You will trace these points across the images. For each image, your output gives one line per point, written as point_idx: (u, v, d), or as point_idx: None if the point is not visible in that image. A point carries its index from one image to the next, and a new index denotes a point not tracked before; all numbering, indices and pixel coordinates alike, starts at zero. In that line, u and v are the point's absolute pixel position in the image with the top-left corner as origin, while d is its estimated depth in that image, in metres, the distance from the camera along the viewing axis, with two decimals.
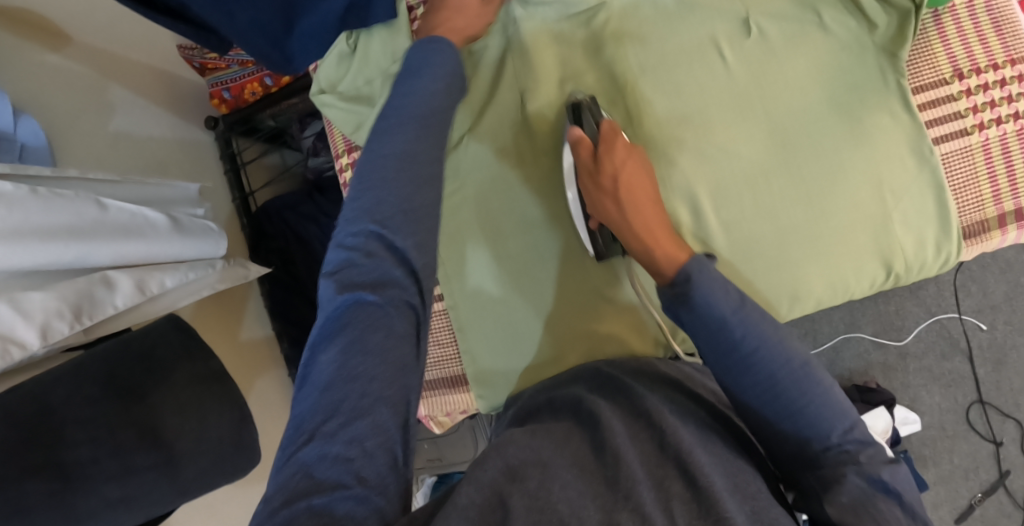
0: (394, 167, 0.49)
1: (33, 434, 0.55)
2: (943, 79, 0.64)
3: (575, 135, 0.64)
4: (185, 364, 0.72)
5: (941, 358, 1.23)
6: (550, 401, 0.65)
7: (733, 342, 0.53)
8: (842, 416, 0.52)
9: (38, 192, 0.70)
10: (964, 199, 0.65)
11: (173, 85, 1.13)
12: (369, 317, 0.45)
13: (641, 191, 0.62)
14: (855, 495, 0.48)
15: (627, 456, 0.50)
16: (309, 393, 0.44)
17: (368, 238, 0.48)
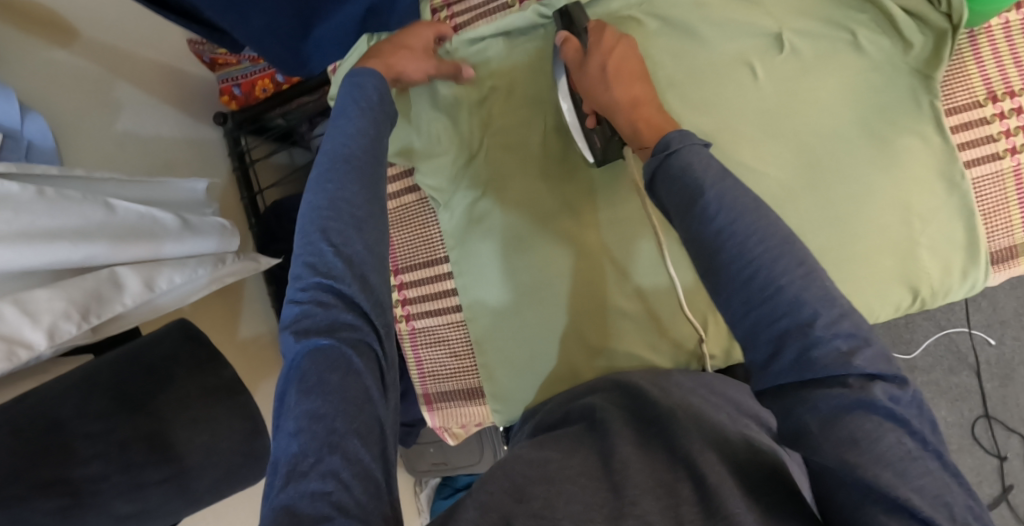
0: (329, 215, 0.49)
1: (43, 449, 0.54)
2: (976, 102, 0.63)
3: (563, 35, 0.66)
4: (196, 377, 0.69)
5: (949, 372, 1.23)
6: (565, 414, 0.64)
7: (714, 234, 0.47)
8: (828, 301, 0.43)
9: (45, 194, 0.69)
10: (993, 223, 0.63)
11: (183, 82, 1.11)
12: (326, 361, 0.44)
13: (630, 70, 0.62)
14: (848, 420, 0.39)
15: (637, 470, 0.50)
16: (281, 441, 0.42)
17: (317, 288, 0.48)
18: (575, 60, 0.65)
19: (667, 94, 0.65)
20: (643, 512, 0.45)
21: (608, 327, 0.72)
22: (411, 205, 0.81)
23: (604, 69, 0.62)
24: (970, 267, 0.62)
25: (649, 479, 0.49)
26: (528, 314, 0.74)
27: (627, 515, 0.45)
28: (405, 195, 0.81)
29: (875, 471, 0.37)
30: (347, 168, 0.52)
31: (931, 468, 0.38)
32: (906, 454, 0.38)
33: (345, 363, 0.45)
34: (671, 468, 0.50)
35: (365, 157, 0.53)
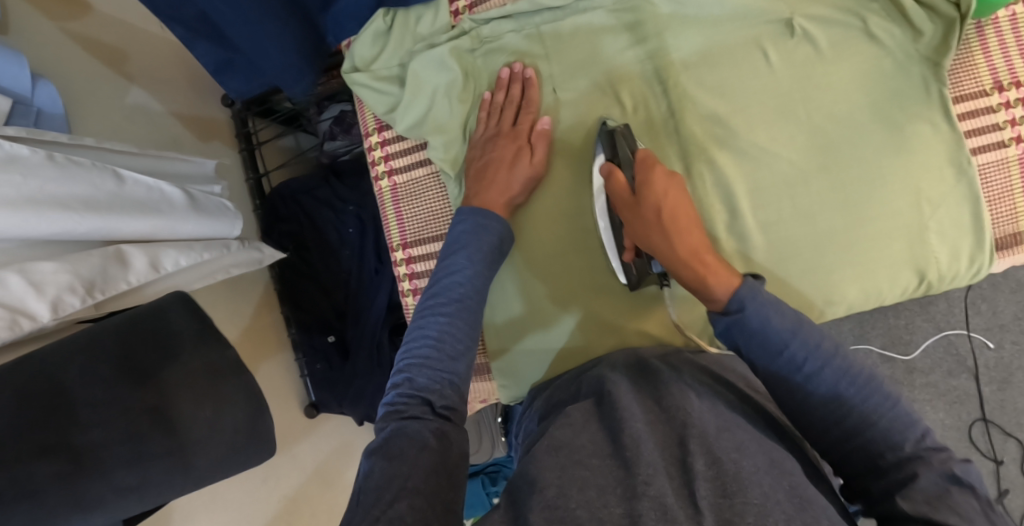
0: (433, 341, 0.58)
1: (46, 414, 0.53)
2: (983, 91, 0.63)
3: (608, 172, 0.64)
4: (205, 349, 0.69)
5: (947, 374, 1.23)
6: (577, 387, 0.65)
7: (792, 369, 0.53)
8: (912, 425, 0.50)
9: (55, 159, 0.69)
10: (997, 210, 0.64)
11: (192, 61, 1.11)
12: (408, 439, 0.51)
13: (685, 217, 0.61)
14: (931, 492, 0.45)
15: (647, 447, 0.50)
16: (359, 499, 0.47)
17: (407, 390, 0.55)
18: (625, 200, 0.63)
19: (681, 76, 0.66)
20: (657, 493, 0.45)
21: (618, 308, 0.72)
22: (422, 180, 0.77)
23: (659, 214, 0.61)
24: (975, 253, 0.63)
25: (659, 459, 0.49)
26: (542, 299, 0.74)
27: (644, 497, 0.45)
28: (416, 169, 0.77)
29: (950, 519, 0.43)
30: (452, 306, 0.60)
31: (999, 525, 0.44)
32: (977, 511, 0.44)
33: (418, 443, 0.50)
34: (679, 444, 0.51)
35: (456, 307, 0.60)
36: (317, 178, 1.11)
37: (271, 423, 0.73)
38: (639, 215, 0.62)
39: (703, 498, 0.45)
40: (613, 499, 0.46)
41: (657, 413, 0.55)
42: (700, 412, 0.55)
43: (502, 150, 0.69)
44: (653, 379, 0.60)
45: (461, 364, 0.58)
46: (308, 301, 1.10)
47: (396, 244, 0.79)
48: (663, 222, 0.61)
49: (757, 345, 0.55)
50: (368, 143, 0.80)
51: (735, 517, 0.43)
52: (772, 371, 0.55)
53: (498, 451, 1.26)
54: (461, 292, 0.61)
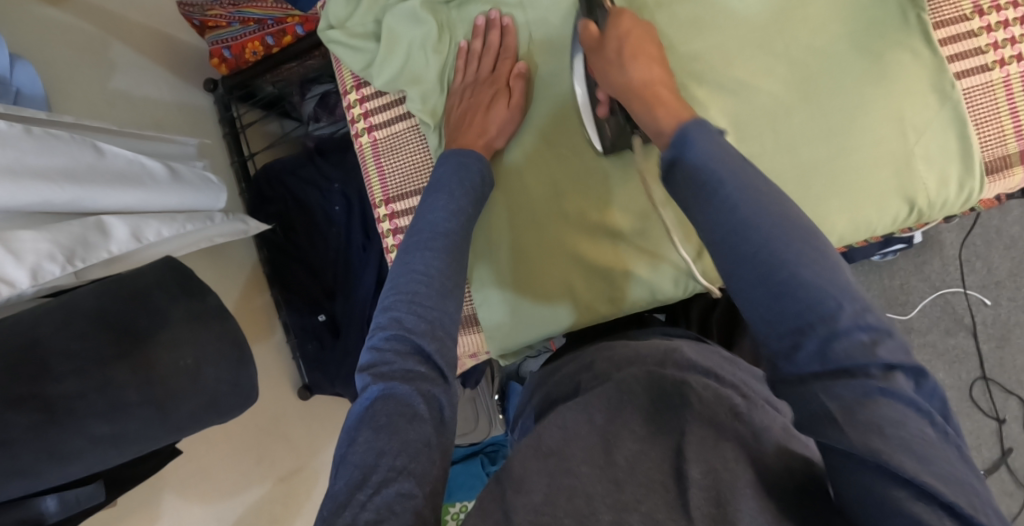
0: (421, 284, 0.56)
1: (20, 362, 0.55)
2: (963, 16, 0.63)
3: (581, 24, 0.64)
4: (183, 303, 0.72)
5: (945, 333, 1.22)
6: (575, 385, 0.63)
7: (723, 202, 0.48)
8: (849, 295, 0.43)
9: (32, 132, 0.68)
10: (985, 133, 0.62)
11: (173, 47, 1.10)
12: (397, 404, 0.49)
13: (645, 53, 0.61)
14: (875, 410, 0.39)
15: (647, 467, 0.47)
16: (343, 471, 0.46)
17: (393, 341, 0.53)
18: (593, 45, 0.64)
19: (656, 14, 0.65)
20: (649, 509, 0.44)
21: (605, 260, 0.72)
22: (403, 134, 0.77)
23: (620, 51, 0.61)
24: (961, 178, 0.62)
25: (656, 471, 0.47)
26: (528, 253, 0.73)
27: (636, 513, 0.44)
28: (396, 123, 0.77)
29: (899, 458, 0.36)
30: (438, 242, 0.59)
31: (952, 457, 0.38)
32: (927, 441, 0.38)
33: (410, 414, 0.49)
34: (676, 453, 0.48)
35: (438, 244, 0.59)
36: (301, 157, 1.10)
37: (254, 381, 0.76)
38: (603, 48, 0.62)
39: (697, 509, 0.43)
40: (602, 506, 0.44)
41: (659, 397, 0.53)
42: (704, 405, 0.51)
43: (482, 92, 0.69)
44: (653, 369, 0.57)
45: (450, 305, 0.57)
46: (297, 280, 1.09)
47: (379, 201, 0.78)
48: (625, 56, 0.61)
49: (690, 182, 0.51)
50: (348, 100, 0.79)
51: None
52: (712, 228, 0.49)
53: (496, 430, 1.24)
54: (444, 228, 0.60)
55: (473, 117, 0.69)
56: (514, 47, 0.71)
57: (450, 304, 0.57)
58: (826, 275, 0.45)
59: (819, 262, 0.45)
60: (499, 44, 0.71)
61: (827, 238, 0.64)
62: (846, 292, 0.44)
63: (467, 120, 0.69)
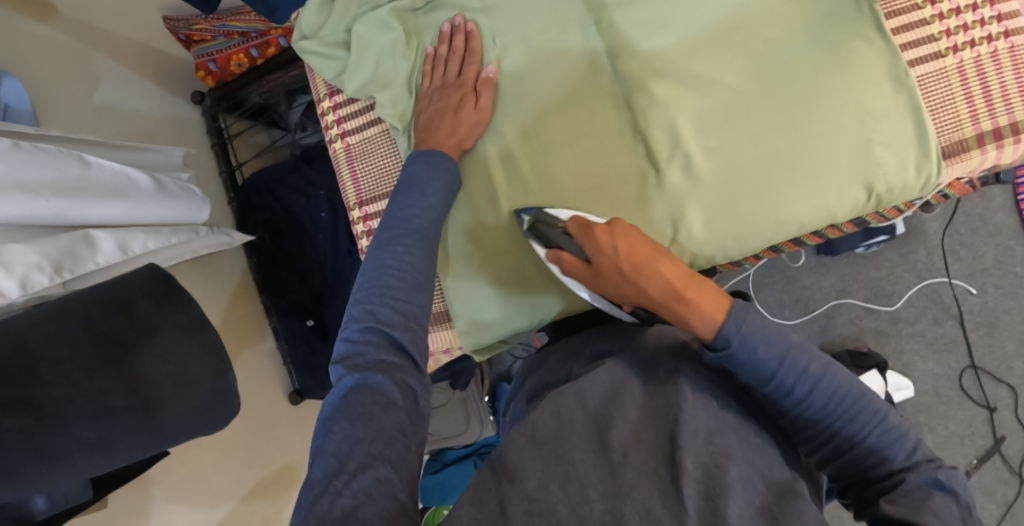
0: (395, 278, 0.57)
1: (9, 371, 0.56)
2: (915, 5, 0.65)
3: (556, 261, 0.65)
4: (165, 313, 0.73)
5: (933, 323, 1.22)
6: (565, 373, 0.66)
7: (783, 391, 0.52)
8: (904, 438, 0.50)
9: (20, 146, 0.70)
10: (941, 119, 0.64)
11: (160, 61, 1.12)
12: (372, 393, 0.50)
13: (642, 253, 0.58)
14: (915, 495, 0.47)
15: (637, 451, 0.50)
16: (320, 459, 0.47)
17: (368, 331, 0.55)
18: (584, 274, 0.63)
19: (616, 13, 0.67)
20: (641, 496, 0.46)
21: None
22: (375, 138, 0.79)
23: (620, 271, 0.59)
24: (919, 164, 0.63)
25: (648, 457, 0.49)
26: (498, 251, 0.72)
27: (627, 498, 0.46)
28: (368, 129, 0.79)
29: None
30: (410, 238, 0.61)
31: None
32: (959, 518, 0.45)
33: (384, 401, 0.50)
34: (670, 440, 0.51)
35: (411, 239, 0.61)
36: (286, 165, 1.12)
37: (235, 386, 0.77)
38: (605, 276, 0.61)
39: (689, 499, 0.46)
40: (595, 495, 0.47)
41: (655, 391, 0.57)
42: (693, 406, 0.53)
43: (450, 98, 0.69)
44: (646, 358, 0.62)
45: (423, 297, 0.58)
46: (285, 285, 1.11)
47: (352, 204, 0.80)
48: (628, 273, 0.58)
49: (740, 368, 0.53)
50: (320, 107, 0.81)
51: (719, 519, 0.44)
52: (768, 398, 0.54)
53: (487, 430, 1.25)
54: (417, 225, 0.62)
55: (441, 120, 0.68)
56: (480, 51, 0.71)
57: (422, 297, 0.59)
58: (878, 422, 0.51)
59: (847, 389, 0.52)
60: (463, 50, 0.71)
61: (786, 227, 0.65)
62: (882, 422, 0.51)
63: (434, 123, 0.68)
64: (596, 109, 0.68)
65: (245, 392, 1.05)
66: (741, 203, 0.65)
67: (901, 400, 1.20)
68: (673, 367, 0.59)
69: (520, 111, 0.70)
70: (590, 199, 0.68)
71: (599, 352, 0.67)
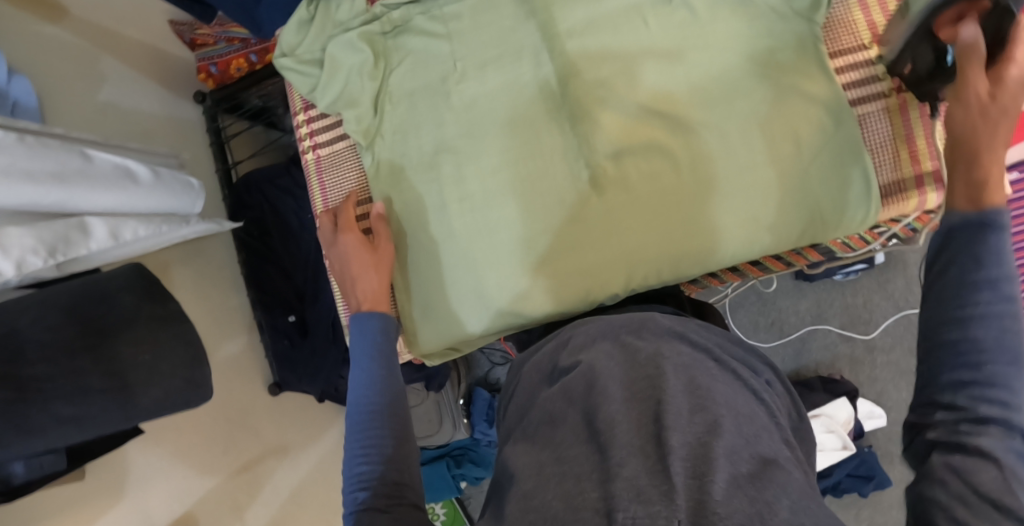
0: (368, 396, 0.62)
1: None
2: (861, 46, 0.71)
3: (971, 39, 0.56)
4: (146, 307, 0.79)
5: (909, 353, 1.22)
6: (550, 368, 0.65)
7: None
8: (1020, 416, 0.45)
9: (25, 141, 0.75)
10: (881, 157, 0.70)
11: (165, 63, 1.19)
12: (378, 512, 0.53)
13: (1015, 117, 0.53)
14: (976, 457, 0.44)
15: (623, 426, 0.50)
16: None
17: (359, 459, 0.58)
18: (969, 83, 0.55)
19: (567, 44, 0.71)
20: (630, 474, 0.46)
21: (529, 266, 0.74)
22: (342, 152, 0.85)
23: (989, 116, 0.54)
24: (857, 200, 0.66)
25: (634, 436, 0.49)
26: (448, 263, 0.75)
27: (618, 479, 0.46)
28: (337, 143, 0.85)
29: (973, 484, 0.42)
30: (374, 417, 0.61)
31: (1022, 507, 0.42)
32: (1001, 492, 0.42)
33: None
34: (654, 419, 0.51)
35: (375, 361, 0.66)
36: (278, 167, 1.18)
37: (207, 376, 0.82)
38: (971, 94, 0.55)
39: (677, 474, 0.45)
40: (589, 484, 0.47)
41: (635, 376, 0.56)
42: (673, 390, 0.54)
43: (353, 254, 0.75)
44: (626, 345, 0.61)
45: (395, 406, 0.63)
46: (271, 283, 1.17)
47: (321, 212, 0.88)
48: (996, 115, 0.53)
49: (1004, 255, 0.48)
50: (296, 119, 0.88)
51: (706, 496, 0.43)
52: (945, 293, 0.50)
53: (459, 433, 1.30)
54: (374, 405, 0.62)
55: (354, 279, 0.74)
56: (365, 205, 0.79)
57: (392, 404, 0.63)
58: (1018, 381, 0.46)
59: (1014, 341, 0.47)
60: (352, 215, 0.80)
61: (728, 250, 0.67)
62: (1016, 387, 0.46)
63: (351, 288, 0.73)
64: (546, 134, 0.71)
65: (225, 381, 1.10)
66: (675, 231, 0.67)
67: (873, 429, 1.21)
68: (656, 365, 0.57)
69: (474, 133, 0.73)
70: (537, 219, 0.70)
71: (587, 337, 0.66)
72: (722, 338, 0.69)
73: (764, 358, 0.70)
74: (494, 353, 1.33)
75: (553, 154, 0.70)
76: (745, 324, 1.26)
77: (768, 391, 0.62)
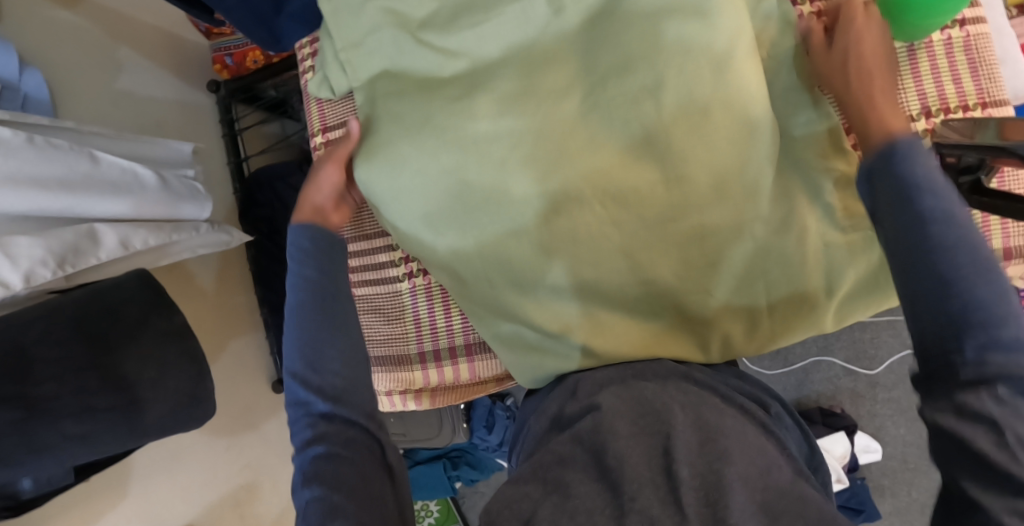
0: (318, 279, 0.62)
1: (7, 366, 0.62)
2: (910, 117, 0.69)
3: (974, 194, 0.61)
4: (155, 320, 0.80)
5: (910, 391, 1.22)
6: (555, 420, 0.64)
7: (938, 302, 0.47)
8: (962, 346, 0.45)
9: (35, 142, 0.74)
10: None
11: (179, 48, 1.16)
12: (330, 458, 0.53)
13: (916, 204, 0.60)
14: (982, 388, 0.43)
15: (634, 463, 0.50)
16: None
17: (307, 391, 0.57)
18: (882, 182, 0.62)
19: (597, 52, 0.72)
20: (644, 506, 0.46)
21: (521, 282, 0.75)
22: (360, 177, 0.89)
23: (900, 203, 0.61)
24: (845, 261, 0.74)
25: (645, 469, 0.49)
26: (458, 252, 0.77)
27: (631, 511, 0.46)
28: None
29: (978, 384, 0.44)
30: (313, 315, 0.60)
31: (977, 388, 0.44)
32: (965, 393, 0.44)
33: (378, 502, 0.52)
34: (664, 452, 0.51)
35: (317, 251, 0.64)
36: (291, 166, 1.18)
37: (210, 392, 0.84)
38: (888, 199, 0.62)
39: (689, 505, 0.46)
40: (601, 519, 0.46)
41: (641, 417, 0.56)
42: (682, 423, 0.54)
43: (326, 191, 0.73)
44: (641, 397, 0.59)
45: (343, 300, 0.62)
46: (277, 282, 1.16)
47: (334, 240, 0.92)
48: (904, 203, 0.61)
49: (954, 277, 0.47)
50: (314, 141, 0.92)
51: (719, 521, 0.44)
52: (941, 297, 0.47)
53: (458, 437, 1.27)
54: (306, 304, 0.60)
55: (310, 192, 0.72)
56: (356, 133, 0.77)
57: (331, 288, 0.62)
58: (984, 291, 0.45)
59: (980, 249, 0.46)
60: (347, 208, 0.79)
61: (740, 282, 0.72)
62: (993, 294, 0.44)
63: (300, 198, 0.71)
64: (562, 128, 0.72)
65: (230, 378, 1.11)
66: (705, 281, 0.72)
67: (866, 462, 1.23)
68: (665, 404, 0.57)
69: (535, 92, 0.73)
70: (586, 198, 0.71)
71: (595, 384, 0.66)
72: (727, 378, 0.68)
73: (771, 393, 0.70)
74: None
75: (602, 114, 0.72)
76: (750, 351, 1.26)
77: (779, 428, 0.62)
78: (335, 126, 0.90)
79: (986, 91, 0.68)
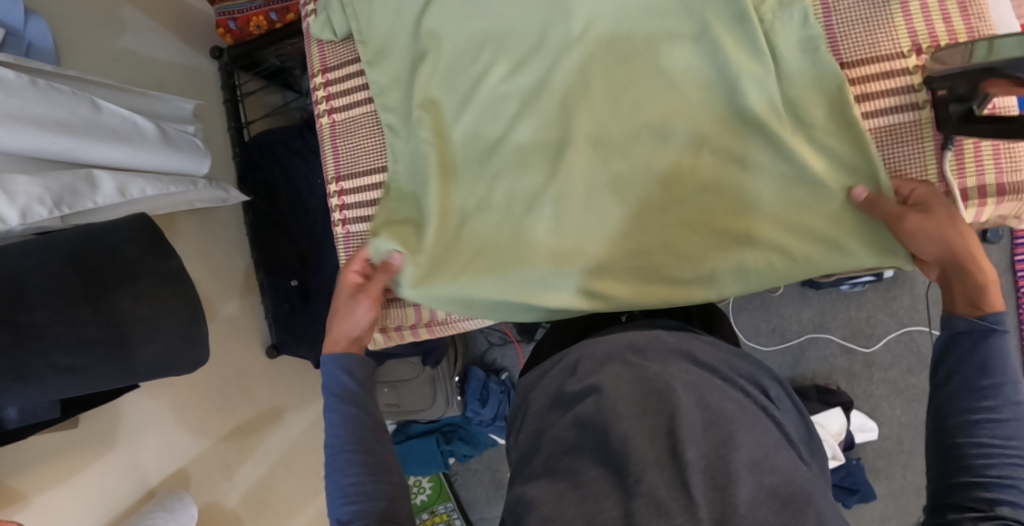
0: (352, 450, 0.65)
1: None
2: (900, 53, 0.69)
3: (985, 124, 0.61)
4: (150, 261, 0.78)
5: (907, 372, 1.22)
6: (552, 397, 0.63)
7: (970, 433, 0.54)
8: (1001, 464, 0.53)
9: (37, 84, 0.74)
10: (905, 171, 0.70)
11: (184, 13, 1.17)
12: None
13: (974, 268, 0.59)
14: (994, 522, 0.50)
15: (638, 444, 0.49)
16: None
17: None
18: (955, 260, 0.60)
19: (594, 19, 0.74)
20: (649, 489, 0.46)
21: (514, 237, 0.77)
22: (358, 118, 0.89)
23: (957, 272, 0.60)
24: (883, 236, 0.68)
25: (650, 451, 0.49)
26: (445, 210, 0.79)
27: (637, 495, 0.46)
28: (353, 108, 0.89)
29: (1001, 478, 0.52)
30: (352, 456, 0.64)
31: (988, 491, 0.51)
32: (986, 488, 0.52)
33: None
34: (668, 433, 0.50)
35: (356, 436, 0.66)
36: (292, 129, 1.18)
37: (207, 336, 0.81)
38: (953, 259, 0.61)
39: (697, 489, 0.45)
40: (608, 503, 0.47)
41: (642, 398, 0.54)
42: (686, 405, 0.52)
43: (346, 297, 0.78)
44: (635, 364, 0.59)
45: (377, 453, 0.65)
46: (275, 245, 1.17)
47: (330, 177, 0.91)
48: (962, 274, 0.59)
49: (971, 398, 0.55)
50: (314, 83, 0.92)
51: (729, 511, 0.44)
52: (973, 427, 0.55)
53: (451, 409, 1.27)
54: (347, 445, 0.65)
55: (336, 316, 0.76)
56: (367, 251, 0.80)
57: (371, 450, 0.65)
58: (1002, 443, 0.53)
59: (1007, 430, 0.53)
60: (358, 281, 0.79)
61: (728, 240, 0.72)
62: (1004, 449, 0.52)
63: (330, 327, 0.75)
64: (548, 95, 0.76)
65: (224, 341, 1.11)
66: (693, 238, 0.73)
67: (862, 442, 1.22)
68: (667, 383, 0.55)
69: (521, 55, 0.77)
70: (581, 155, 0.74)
71: (596, 360, 0.62)
72: (729, 354, 0.66)
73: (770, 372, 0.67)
74: (493, 334, 1.35)
75: (593, 77, 0.74)
76: (746, 327, 1.26)
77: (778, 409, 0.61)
78: (332, 68, 0.90)
79: (975, 29, 0.68)
